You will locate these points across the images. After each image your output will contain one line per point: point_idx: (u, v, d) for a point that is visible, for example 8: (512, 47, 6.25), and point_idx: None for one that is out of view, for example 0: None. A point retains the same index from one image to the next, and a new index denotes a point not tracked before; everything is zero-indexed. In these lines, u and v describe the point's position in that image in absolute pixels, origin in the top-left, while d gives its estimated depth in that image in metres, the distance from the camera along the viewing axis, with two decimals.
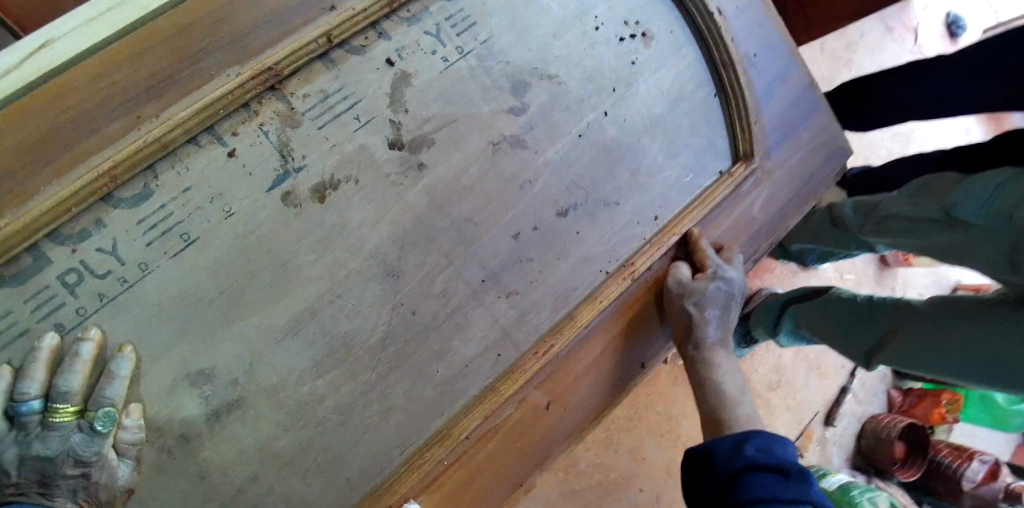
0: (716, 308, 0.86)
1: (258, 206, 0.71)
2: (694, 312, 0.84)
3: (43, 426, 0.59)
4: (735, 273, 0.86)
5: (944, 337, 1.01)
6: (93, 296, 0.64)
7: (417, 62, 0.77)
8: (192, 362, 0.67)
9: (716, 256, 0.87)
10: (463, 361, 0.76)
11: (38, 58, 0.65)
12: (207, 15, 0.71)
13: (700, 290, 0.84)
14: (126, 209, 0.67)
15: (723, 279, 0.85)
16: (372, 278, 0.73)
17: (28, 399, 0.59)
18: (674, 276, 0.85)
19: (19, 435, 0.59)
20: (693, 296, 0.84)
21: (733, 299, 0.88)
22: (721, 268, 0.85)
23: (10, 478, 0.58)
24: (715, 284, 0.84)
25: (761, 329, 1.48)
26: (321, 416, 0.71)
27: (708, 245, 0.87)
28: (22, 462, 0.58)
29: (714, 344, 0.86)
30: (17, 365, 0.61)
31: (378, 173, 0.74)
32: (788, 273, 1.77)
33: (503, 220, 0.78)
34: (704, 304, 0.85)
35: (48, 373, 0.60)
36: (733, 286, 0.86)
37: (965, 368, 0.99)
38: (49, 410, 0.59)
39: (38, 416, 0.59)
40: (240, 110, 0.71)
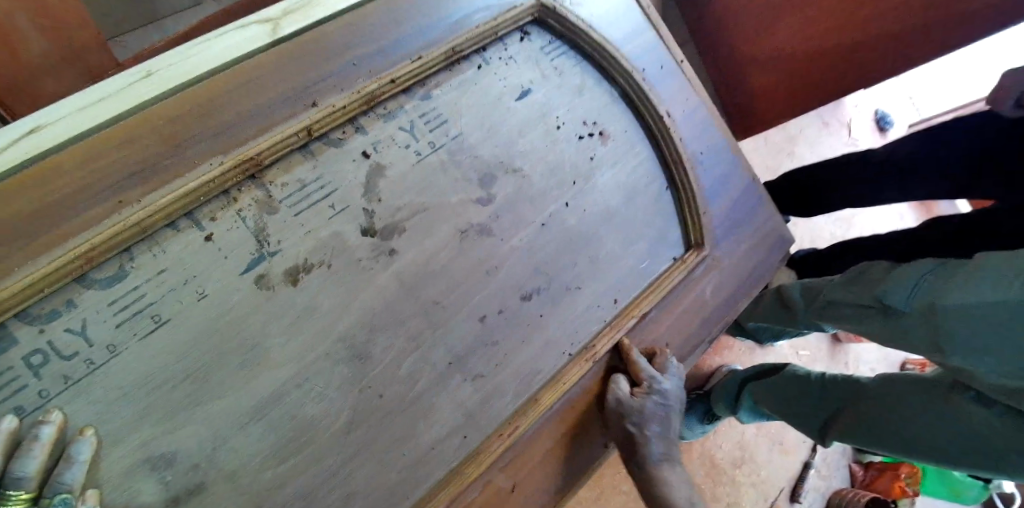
0: (655, 424, 0.88)
1: (231, 288, 0.73)
2: (632, 432, 0.86)
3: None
4: (669, 383, 0.89)
5: (886, 406, 1.08)
6: (57, 378, 0.65)
7: (392, 155, 0.82)
8: (153, 445, 0.67)
9: (651, 364, 0.90)
10: (428, 445, 0.77)
11: (23, 143, 0.69)
12: (193, 108, 0.76)
13: (636, 408, 0.87)
14: (99, 290, 0.69)
15: (658, 392, 0.87)
16: (340, 360, 0.75)
17: None
18: (612, 394, 0.87)
19: None
20: (631, 415, 0.87)
21: (672, 409, 0.90)
22: (656, 384, 0.88)
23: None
24: (650, 402, 0.87)
25: (721, 406, 1.51)
26: (281, 504, 0.70)
27: (641, 355, 0.90)
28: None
29: (657, 457, 0.88)
30: None
31: (351, 257, 0.78)
32: (745, 350, 1.82)
33: (468, 304, 0.82)
34: (642, 423, 0.87)
35: (2, 458, 0.59)
36: (670, 397, 0.89)
37: (916, 445, 1.03)
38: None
39: None
40: (220, 197, 0.75)
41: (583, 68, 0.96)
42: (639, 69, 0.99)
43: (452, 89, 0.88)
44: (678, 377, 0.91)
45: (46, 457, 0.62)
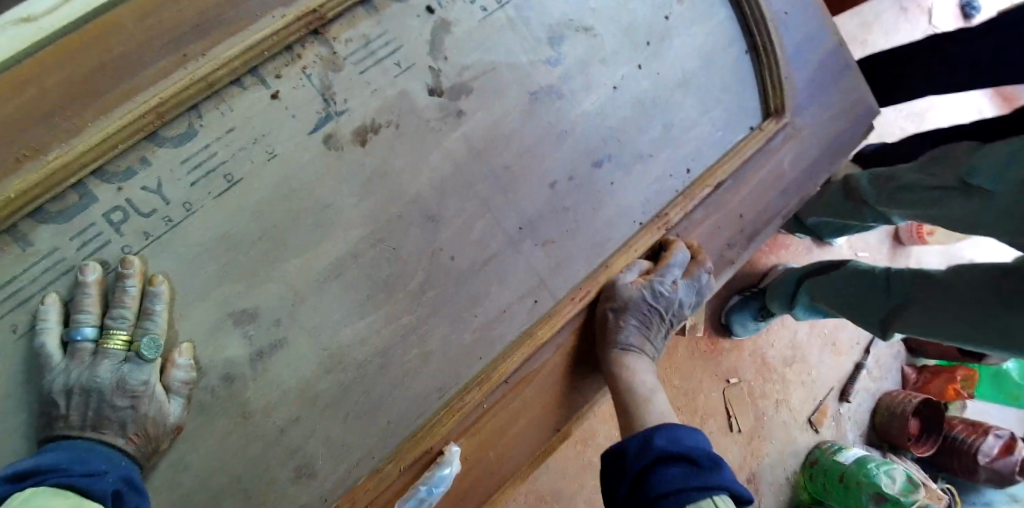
0: (638, 318, 0.80)
1: (301, 148, 0.72)
2: (610, 316, 0.79)
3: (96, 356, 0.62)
4: (673, 292, 0.81)
5: (940, 291, 1.07)
6: (138, 234, 0.67)
7: (457, 10, 0.77)
8: (236, 302, 0.68)
9: (680, 268, 0.81)
10: (502, 308, 0.78)
11: (82, 0, 0.68)
12: None
13: (627, 296, 0.79)
14: (170, 148, 0.68)
15: (656, 290, 0.80)
16: (412, 221, 0.75)
17: (83, 327, 0.62)
18: (612, 274, 0.80)
19: (67, 364, 0.61)
20: (617, 300, 0.79)
21: (660, 318, 0.82)
22: (662, 283, 0.80)
23: (61, 410, 0.60)
24: (646, 292, 0.79)
25: (777, 302, 1.50)
26: (362, 358, 0.72)
27: (675, 250, 0.81)
28: (71, 391, 0.60)
29: (629, 347, 0.79)
30: (65, 297, 0.64)
31: (419, 118, 0.75)
32: (803, 249, 1.80)
33: (540, 170, 0.79)
34: (625, 309, 0.79)
35: (99, 306, 0.63)
36: (663, 303, 0.81)
37: (978, 341, 1.00)
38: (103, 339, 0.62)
39: (91, 346, 0.62)
40: (284, 54, 0.72)
41: None
42: None
43: None
44: (694, 291, 0.84)
45: (135, 306, 0.64)
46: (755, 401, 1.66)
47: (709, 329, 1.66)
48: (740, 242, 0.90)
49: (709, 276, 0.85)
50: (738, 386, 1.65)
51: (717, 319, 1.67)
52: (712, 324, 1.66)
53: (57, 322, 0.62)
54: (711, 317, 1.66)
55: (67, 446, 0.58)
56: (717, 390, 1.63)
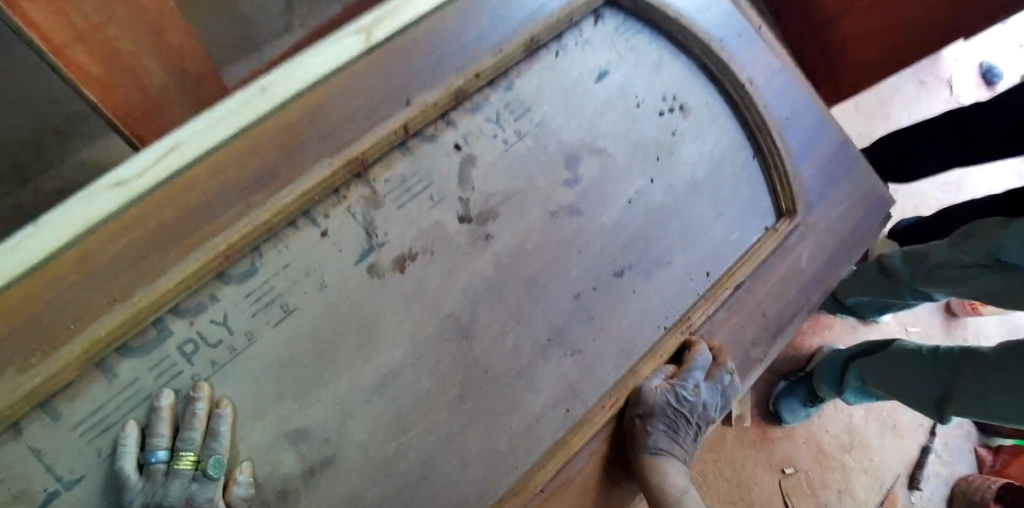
0: (665, 422, 0.80)
1: (347, 278, 0.80)
2: (637, 421, 0.80)
3: (167, 475, 0.70)
4: (698, 396, 0.83)
5: (991, 369, 1.03)
6: (206, 363, 0.75)
7: (482, 145, 0.87)
8: (291, 421, 0.75)
9: (702, 371, 0.84)
10: (535, 415, 0.81)
11: (166, 160, 0.80)
12: (299, 116, 0.84)
13: (650, 401, 0.81)
14: (236, 284, 0.78)
15: (679, 394, 0.81)
16: (448, 338, 0.81)
17: (157, 450, 0.69)
18: (637, 380, 0.83)
19: (146, 484, 0.69)
20: (642, 406, 0.81)
21: (686, 420, 0.83)
22: (685, 387, 0.82)
23: None
24: (671, 397, 0.81)
25: (825, 387, 1.49)
26: (404, 472, 0.76)
27: (698, 352, 0.84)
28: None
29: (659, 450, 0.79)
30: (142, 422, 0.72)
31: (451, 243, 0.83)
32: (848, 329, 1.77)
33: (564, 282, 0.85)
34: (652, 415, 0.80)
35: (171, 430, 0.71)
36: (688, 405, 0.82)
37: None
38: (174, 459, 0.70)
39: (164, 466, 0.70)
40: (332, 195, 0.82)
41: (659, 45, 0.97)
42: (717, 39, 0.98)
43: (535, 75, 0.92)
44: (718, 394, 0.84)
45: (203, 428, 0.71)
46: (814, 490, 1.57)
47: (757, 416, 1.62)
48: (766, 338, 0.91)
49: (732, 377, 0.86)
50: (795, 476, 1.58)
51: (766, 407, 1.63)
52: (762, 413, 1.63)
53: (134, 446, 0.69)
54: (759, 405, 1.64)
55: None
56: (772, 478, 1.57)
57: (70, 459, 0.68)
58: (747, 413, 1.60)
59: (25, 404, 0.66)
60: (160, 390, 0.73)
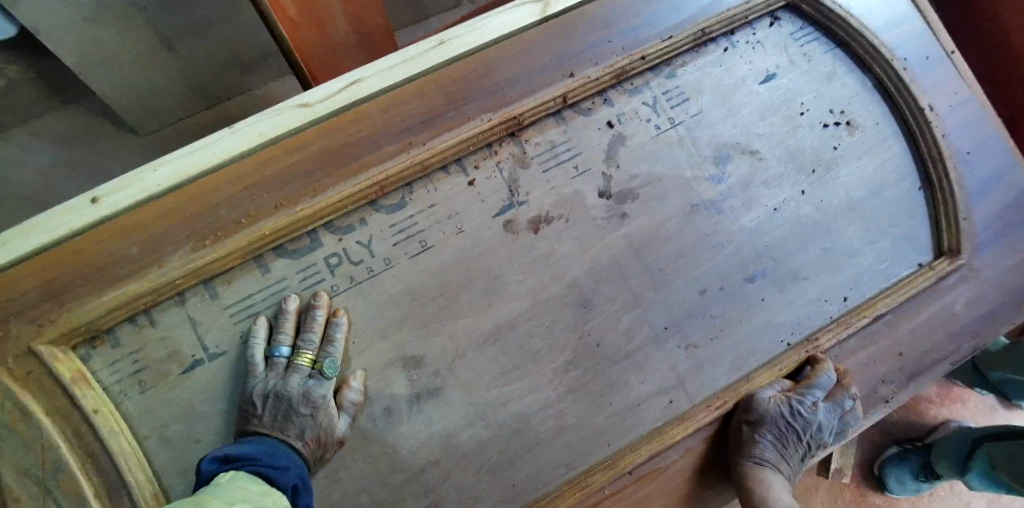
0: (775, 434, 0.77)
1: (484, 227, 0.85)
2: (743, 428, 0.78)
3: (287, 370, 0.77)
4: (815, 415, 0.78)
5: None
6: (345, 278, 0.82)
7: (634, 126, 0.89)
8: (407, 347, 0.81)
9: (824, 391, 0.79)
10: (638, 399, 0.81)
11: (349, 91, 0.86)
12: (469, 71, 0.89)
13: (761, 410, 0.77)
14: (384, 214, 0.84)
15: (795, 409, 0.77)
16: (568, 304, 0.83)
17: (281, 345, 0.78)
18: (747, 387, 0.80)
19: (268, 373, 0.77)
20: (751, 414, 0.78)
21: (798, 438, 0.79)
22: (802, 403, 0.77)
23: (256, 410, 0.75)
24: (785, 410, 0.77)
25: (946, 464, 1.35)
26: (502, 420, 0.80)
27: (819, 371, 0.79)
28: (268, 396, 0.75)
29: (764, 462, 0.76)
30: (271, 318, 0.81)
31: (588, 215, 0.86)
32: (986, 409, 1.58)
33: (689, 278, 0.84)
34: (760, 424, 0.77)
35: (294, 329, 0.79)
36: (803, 423, 0.78)
37: None
38: (294, 357, 0.78)
39: (284, 360, 0.78)
40: (484, 149, 0.87)
41: (835, 55, 0.93)
42: (901, 58, 0.93)
43: (700, 68, 0.92)
44: (837, 417, 0.79)
45: (320, 332, 0.79)
46: None
47: (857, 476, 1.52)
48: (898, 380, 0.84)
49: (854, 403, 0.80)
50: None
51: (869, 471, 1.53)
52: (864, 475, 1.52)
53: (263, 338, 0.79)
54: (863, 466, 1.53)
55: (262, 440, 0.73)
56: None
57: (215, 336, 0.80)
58: (847, 469, 1.50)
59: (193, 277, 0.79)
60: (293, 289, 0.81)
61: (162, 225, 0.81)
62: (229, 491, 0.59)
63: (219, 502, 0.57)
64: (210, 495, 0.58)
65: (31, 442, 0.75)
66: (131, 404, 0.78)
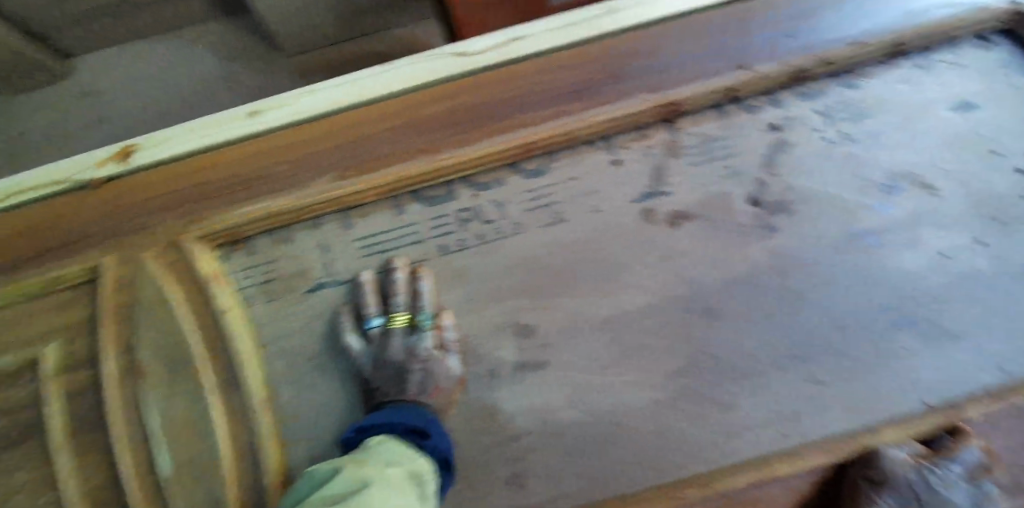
0: (896, 502, 0.69)
1: (622, 212, 0.82)
2: (863, 488, 0.69)
3: (383, 338, 0.79)
4: (947, 493, 0.69)
5: None
6: (473, 235, 0.82)
7: (801, 134, 0.83)
8: (522, 315, 0.81)
9: (965, 468, 0.69)
10: (747, 423, 0.76)
11: (509, 47, 0.88)
12: (639, 45, 0.86)
13: (887, 472, 0.68)
14: (522, 178, 0.83)
15: (924, 481, 0.68)
16: (692, 309, 0.80)
17: (370, 317, 0.79)
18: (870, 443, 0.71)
19: (369, 346, 0.79)
20: (874, 473, 0.69)
21: None
22: (935, 474, 0.68)
23: (375, 383, 0.77)
24: (914, 476, 0.68)
25: None
26: (602, 410, 0.78)
27: (960, 444, 0.70)
28: (378, 366, 0.77)
29: None
30: (349, 299, 0.81)
31: (731, 221, 0.82)
32: None
33: (829, 308, 0.78)
34: (884, 488, 0.68)
35: (377, 300, 0.80)
36: (931, 498, 0.69)
37: None
38: (387, 323, 0.79)
39: (378, 330, 0.79)
40: (635, 131, 0.84)
41: None
42: None
43: (888, 85, 0.86)
44: (975, 501, 0.69)
45: (406, 293, 0.80)
46: None
47: None
48: None
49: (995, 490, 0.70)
50: None
51: None
52: None
53: (350, 322, 0.80)
54: None
55: (396, 406, 0.74)
56: None
57: (342, 264, 0.82)
58: None
59: (332, 204, 0.81)
60: (387, 260, 0.81)
61: (313, 148, 0.84)
62: (382, 453, 0.65)
63: (376, 465, 0.63)
64: (368, 457, 0.64)
65: (167, 326, 0.80)
66: (258, 310, 0.82)
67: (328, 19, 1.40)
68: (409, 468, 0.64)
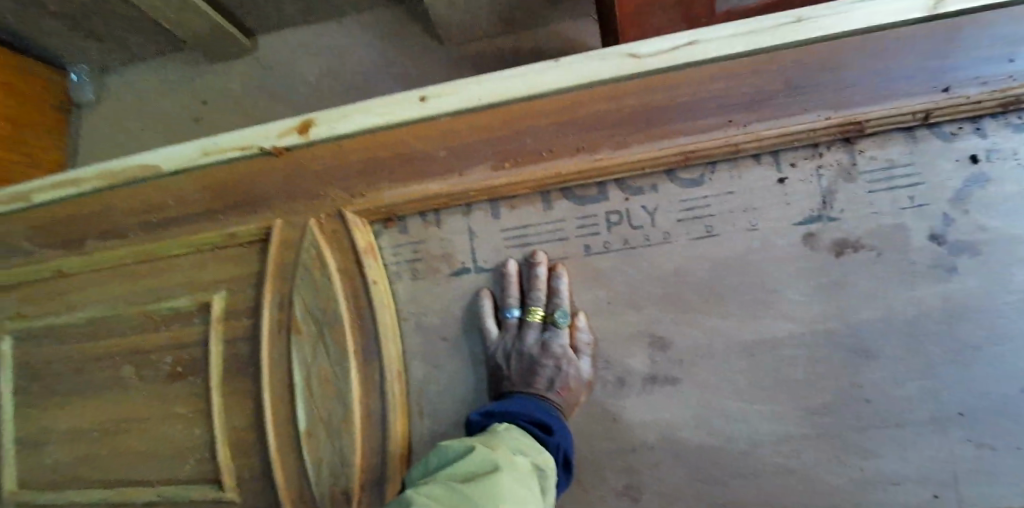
0: None
1: (781, 233, 0.78)
2: None
3: (520, 329, 0.80)
4: None
5: None
6: (619, 238, 0.81)
7: (1004, 169, 0.75)
8: (660, 328, 0.78)
9: None
10: (892, 476, 0.71)
11: (685, 51, 0.81)
12: (828, 58, 0.78)
13: None
14: (678, 186, 0.81)
15: None
16: (848, 348, 0.74)
17: (510, 307, 0.81)
18: None
19: (504, 335, 0.80)
20: None
21: None
22: None
23: (505, 372, 0.78)
24: None
25: None
26: (732, 437, 0.75)
27: None
28: (511, 356, 0.78)
29: None
30: (490, 285, 0.84)
31: (904, 256, 0.75)
32: None
33: (1002, 368, 0.72)
34: None
35: (518, 291, 0.82)
36: None
37: None
38: (525, 315, 0.81)
39: (515, 321, 0.81)
40: (809, 148, 0.79)
41: None
42: None
43: None
44: None
45: (545, 288, 0.81)
46: None
47: None
48: None
49: None
50: None
51: None
52: None
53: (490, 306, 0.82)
54: None
55: (523, 400, 0.75)
56: None
57: (487, 252, 0.84)
58: None
59: (484, 194, 0.83)
60: (530, 254, 0.83)
61: (471, 138, 0.86)
62: (509, 438, 0.66)
63: (505, 449, 0.64)
64: (495, 438, 0.66)
65: (320, 288, 0.86)
66: (402, 286, 0.86)
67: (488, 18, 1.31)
68: (534, 459, 0.65)
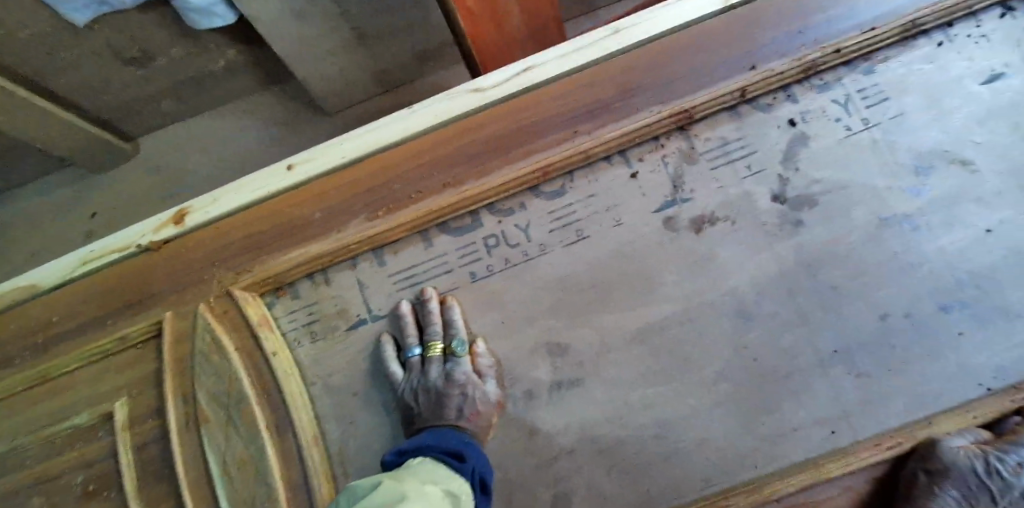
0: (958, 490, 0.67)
1: (644, 222, 0.83)
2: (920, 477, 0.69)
3: (423, 366, 0.82)
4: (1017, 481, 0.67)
5: None
6: (501, 259, 0.85)
7: (820, 126, 0.82)
8: (554, 335, 0.81)
9: None
10: (793, 425, 0.74)
11: (521, 77, 0.89)
12: (647, 61, 0.87)
13: (945, 457, 0.67)
14: (545, 200, 0.86)
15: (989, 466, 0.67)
16: (725, 315, 0.78)
17: (410, 347, 0.82)
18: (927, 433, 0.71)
19: (408, 375, 0.81)
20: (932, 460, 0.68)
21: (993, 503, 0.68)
22: (1003, 461, 0.67)
23: (414, 410, 0.80)
24: (977, 463, 0.67)
25: None
26: (641, 424, 0.77)
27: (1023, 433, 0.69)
28: (417, 393, 0.80)
29: None
30: (390, 330, 0.85)
31: (757, 220, 0.81)
32: None
33: (869, 300, 0.76)
34: (945, 476, 0.67)
35: (416, 330, 0.84)
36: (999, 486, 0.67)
37: None
38: (426, 351, 0.82)
39: (418, 359, 0.82)
40: (650, 142, 0.85)
41: None
42: None
43: (907, 64, 0.83)
44: None
45: (440, 322, 0.83)
46: None
47: None
48: None
49: None
50: None
51: None
52: None
53: (392, 350, 0.83)
54: None
55: (433, 431, 0.76)
56: None
57: (379, 299, 0.86)
58: None
59: (365, 245, 0.86)
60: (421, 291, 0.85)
61: (344, 195, 0.89)
62: (420, 471, 0.66)
63: (414, 480, 0.64)
64: (406, 472, 0.65)
65: (221, 371, 0.85)
66: (304, 352, 0.86)
67: (367, 81, 1.38)
68: (447, 487, 0.65)
